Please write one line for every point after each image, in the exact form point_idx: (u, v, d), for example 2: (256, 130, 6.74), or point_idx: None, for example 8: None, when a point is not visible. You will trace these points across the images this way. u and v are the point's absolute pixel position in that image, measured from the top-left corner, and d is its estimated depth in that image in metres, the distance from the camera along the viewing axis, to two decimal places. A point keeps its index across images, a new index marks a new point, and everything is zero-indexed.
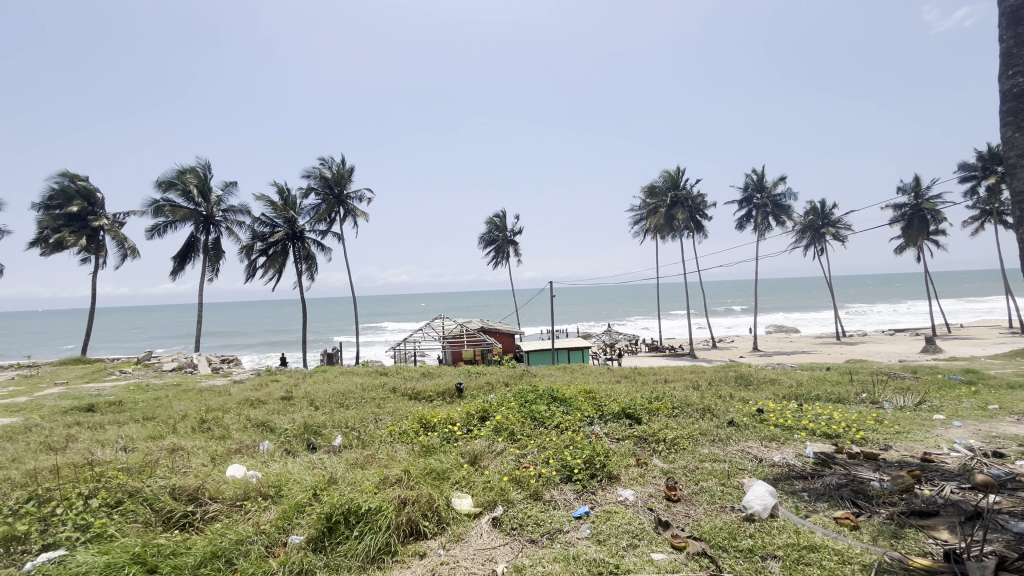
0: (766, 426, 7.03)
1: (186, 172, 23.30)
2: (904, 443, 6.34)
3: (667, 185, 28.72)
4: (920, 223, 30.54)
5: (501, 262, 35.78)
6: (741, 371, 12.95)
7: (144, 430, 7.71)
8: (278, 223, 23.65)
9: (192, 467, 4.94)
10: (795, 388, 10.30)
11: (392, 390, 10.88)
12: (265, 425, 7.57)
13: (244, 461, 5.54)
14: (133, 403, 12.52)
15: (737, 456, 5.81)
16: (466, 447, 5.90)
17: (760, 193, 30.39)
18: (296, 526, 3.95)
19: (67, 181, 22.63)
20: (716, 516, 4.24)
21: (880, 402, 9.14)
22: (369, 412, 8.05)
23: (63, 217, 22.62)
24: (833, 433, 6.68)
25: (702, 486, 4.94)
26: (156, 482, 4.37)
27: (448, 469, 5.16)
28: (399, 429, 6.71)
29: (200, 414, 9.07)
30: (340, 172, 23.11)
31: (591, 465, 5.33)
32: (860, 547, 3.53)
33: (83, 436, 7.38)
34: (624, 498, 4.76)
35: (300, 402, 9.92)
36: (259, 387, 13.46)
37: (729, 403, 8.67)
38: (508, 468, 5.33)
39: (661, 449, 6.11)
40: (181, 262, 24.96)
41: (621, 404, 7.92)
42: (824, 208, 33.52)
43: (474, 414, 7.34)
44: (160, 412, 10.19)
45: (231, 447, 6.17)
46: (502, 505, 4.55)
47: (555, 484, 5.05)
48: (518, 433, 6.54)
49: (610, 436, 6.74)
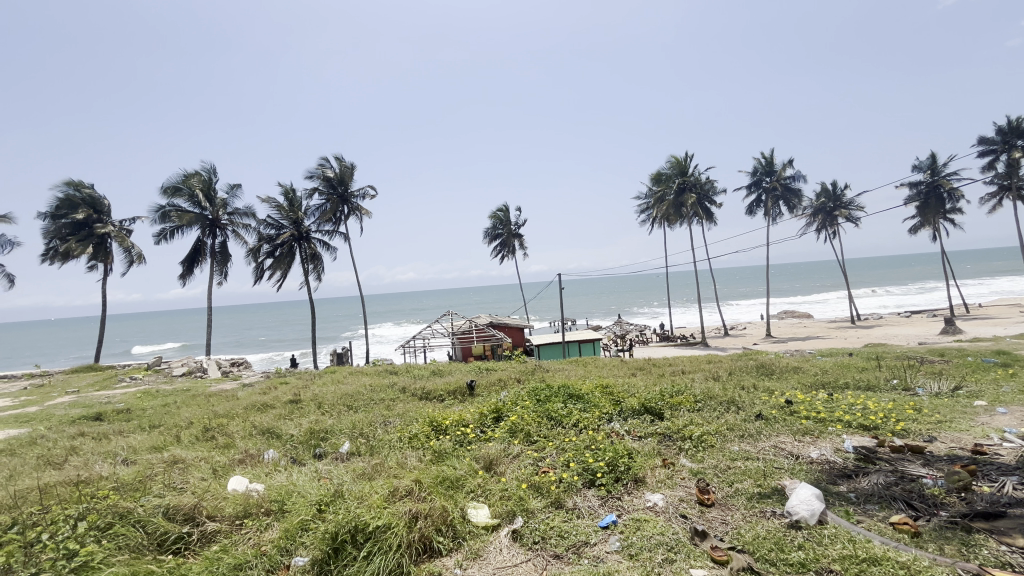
0: (798, 419, 6.61)
1: (190, 177, 23.16)
2: (950, 434, 5.89)
3: (673, 172, 28.25)
4: (936, 201, 29.73)
5: (507, 256, 35.39)
6: (761, 360, 12.51)
7: (145, 440, 7.44)
8: (283, 224, 23.47)
9: (190, 482, 4.63)
10: (821, 376, 9.87)
11: (400, 390, 10.58)
12: (271, 432, 7.28)
13: (247, 473, 5.20)
14: (140, 410, 12.37)
15: (770, 453, 5.43)
16: (480, 451, 5.53)
17: (770, 176, 29.71)
18: (300, 547, 3.64)
19: (72, 190, 22.62)
20: (757, 523, 3.87)
21: (913, 390, 8.67)
22: (378, 415, 7.76)
23: (69, 226, 22.62)
24: (871, 425, 6.25)
25: (737, 487, 4.58)
26: (150, 502, 4.03)
27: (462, 476, 4.80)
28: (409, 434, 6.36)
29: (206, 421, 8.83)
30: (343, 170, 22.78)
31: (615, 468, 4.98)
32: (926, 557, 3.15)
33: (85, 449, 7.16)
34: (653, 503, 4.41)
35: (307, 405, 9.68)
36: (266, 390, 13.24)
37: (754, 394, 8.21)
38: (526, 473, 4.97)
39: (687, 447, 5.73)
40: (189, 267, 24.96)
41: (641, 399, 7.55)
42: (834, 190, 32.78)
43: (487, 414, 7.00)
44: (166, 420, 10.02)
45: (234, 458, 5.87)
46: (522, 516, 4.20)
47: (577, 491, 4.70)
48: (534, 434, 6.16)
49: (631, 434, 6.37)
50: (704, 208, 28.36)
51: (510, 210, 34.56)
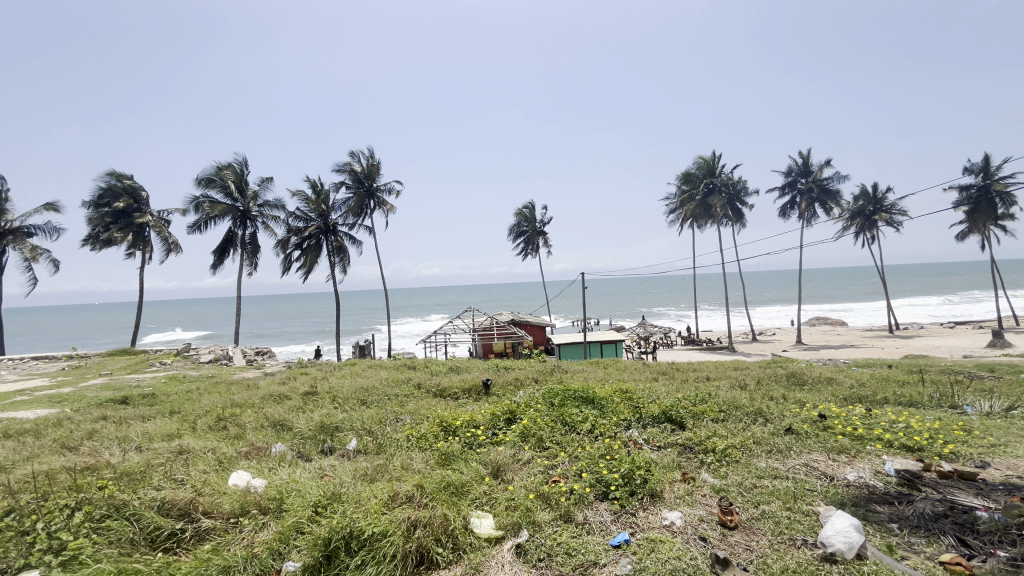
0: (832, 436, 6.14)
1: (223, 169, 23.68)
2: (1006, 460, 5.34)
3: (703, 171, 27.39)
4: (987, 206, 27.97)
5: (531, 253, 35.12)
6: (792, 369, 11.90)
7: (160, 427, 7.50)
8: (311, 217, 23.77)
9: (192, 475, 4.54)
10: (857, 389, 9.26)
11: (415, 386, 10.46)
12: (282, 425, 7.22)
13: (250, 466, 5.09)
14: (165, 395, 12.65)
15: (801, 472, 5.02)
16: (488, 455, 5.30)
17: (806, 177, 28.51)
18: (293, 550, 3.48)
19: (114, 180, 23.43)
20: (786, 553, 3.51)
21: (961, 408, 8.02)
22: (390, 412, 7.63)
23: (110, 215, 23.46)
24: (915, 446, 5.73)
25: (764, 510, 4.20)
26: (148, 494, 3.95)
27: (467, 482, 4.57)
28: (417, 433, 6.17)
29: (222, 410, 8.89)
30: (370, 165, 22.90)
31: (630, 481, 4.67)
32: None
33: (105, 432, 7.27)
34: (670, 522, 4.08)
35: (322, 398, 9.65)
36: (285, 381, 13.35)
37: (784, 406, 7.72)
38: (535, 482, 4.70)
39: (710, 461, 5.36)
40: (220, 257, 25.59)
41: (662, 406, 7.19)
42: (875, 193, 31.28)
43: (499, 416, 6.76)
44: (186, 407, 10.15)
45: (241, 450, 5.79)
46: (528, 529, 3.93)
47: (589, 504, 4.41)
48: (547, 440, 5.89)
49: (650, 443, 6.04)
50: (735, 209, 27.44)
51: (536, 207, 34.29)
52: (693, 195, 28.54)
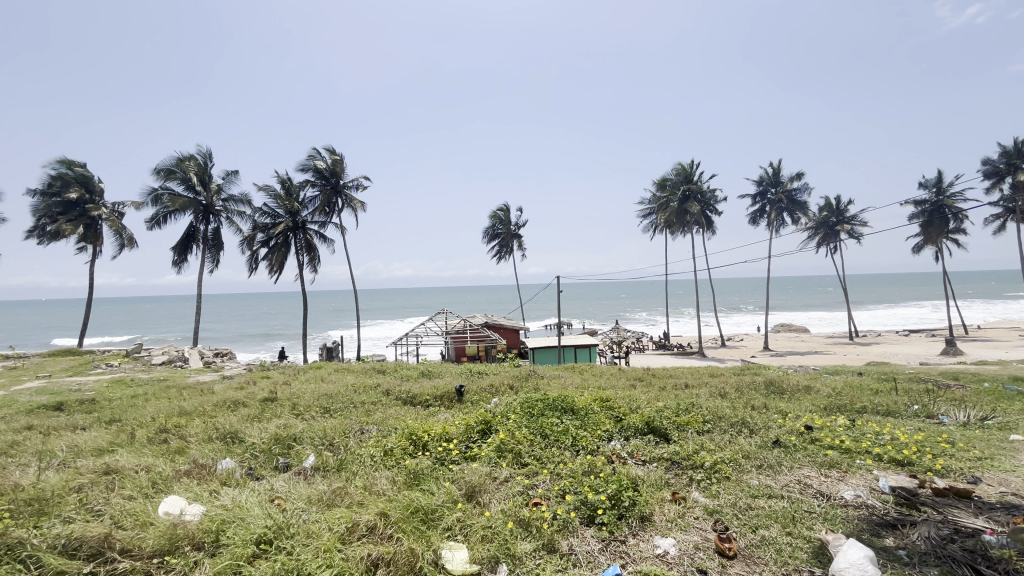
0: (822, 449, 5.90)
1: (185, 160, 22.37)
2: (996, 475, 5.20)
3: (678, 178, 27.50)
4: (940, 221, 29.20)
5: (505, 256, 34.65)
6: (770, 376, 11.78)
7: (94, 438, 6.67)
8: (279, 214, 22.72)
9: (113, 503, 3.86)
10: (835, 398, 9.16)
11: (384, 392, 9.82)
12: (233, 437, 6.51)
13: (187, 489, 4.42)
14: (106, 401, 11.53)
15: (795, 491, 4.72)
16: (461, 475, 4.79)
17: (775, 187, 29.09)
18: None
19: (64, 168, 21.79)
20: None
21: (936, 417, 8.02)
22: (354, 422, 7.02)
23: (60, 205, 21.80)
24: (905, 459, 5.55)
25: (763, 535, 3.86)
26: (52, 531, 3.29)
27: (439, 507, 4.07)
28: (384, 447, 5.63)
29: (167, 419, 8.06)
30: (335, 162, 22.02)
31: (618, 503, 4.25)
32: None
33: (27, 446, 6.41)
34: (663, 552, 3.69)
35: (282, 405, 8.92)
36: (242, 386, 12.42)
37: (768, 416, 7.49)
38: (514, 506, 4.23)
39: (700, 479, 5.01)
40: (179, 253, 24.13)
41: (645, 417, 6.84)
42: (837, 205, 32.33)
43: (473, 427, 6.26)
44: (127, 415, 9.20)
45: (181, 468, 5.11)
46: (507, 564, 3.45)
47: (574, 530, 3.97)
48: (525, 455, 5.44)
49: (635, 458, 5.67)
50: (707, 217, 27.73)
51: (510, 209, 33.89)
52: (668, 202, 28.66)
